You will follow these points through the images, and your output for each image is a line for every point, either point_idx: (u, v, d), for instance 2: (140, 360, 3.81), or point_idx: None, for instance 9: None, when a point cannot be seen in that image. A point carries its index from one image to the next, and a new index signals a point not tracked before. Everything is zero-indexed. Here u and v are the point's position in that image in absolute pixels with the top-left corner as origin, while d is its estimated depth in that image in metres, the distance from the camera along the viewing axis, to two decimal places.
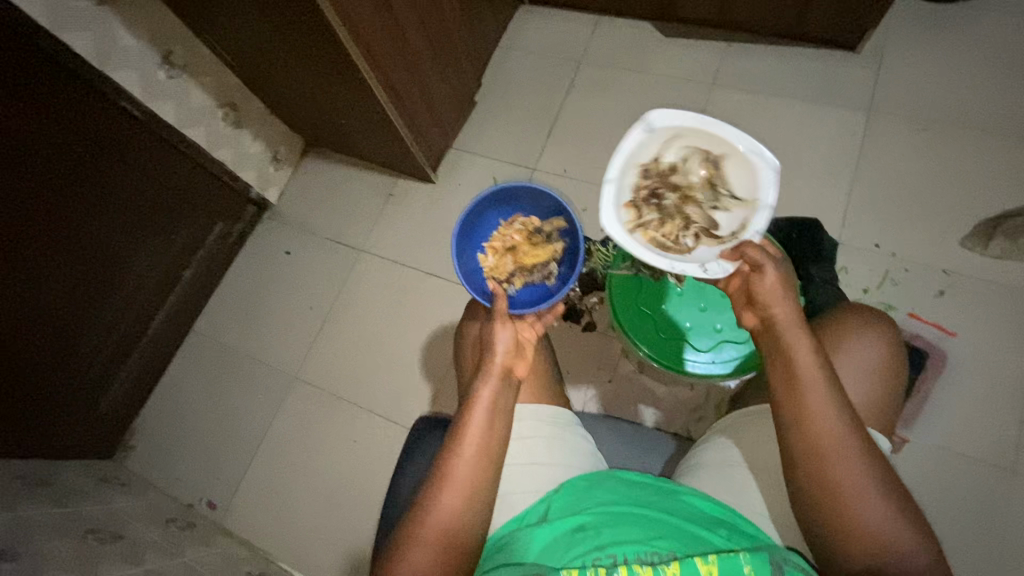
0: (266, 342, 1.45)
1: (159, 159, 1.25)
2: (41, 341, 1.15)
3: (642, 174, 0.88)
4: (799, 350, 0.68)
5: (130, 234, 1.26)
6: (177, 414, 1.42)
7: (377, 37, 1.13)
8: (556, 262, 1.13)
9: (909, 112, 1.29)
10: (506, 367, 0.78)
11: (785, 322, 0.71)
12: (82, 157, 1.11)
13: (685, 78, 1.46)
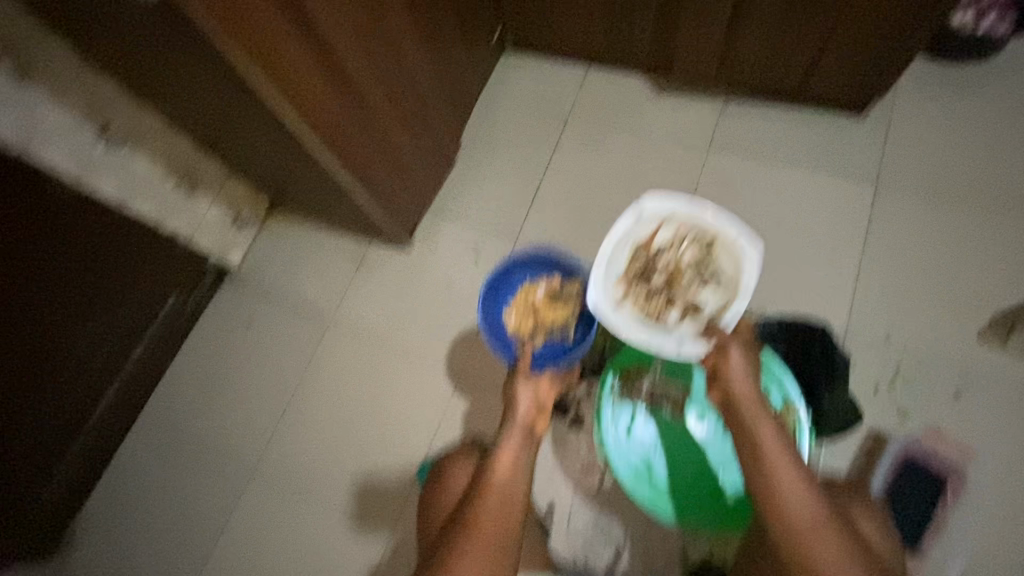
0: (227, 426, 1.34)
1: (92, 235, 1.13)
2: None
3: (635, 252, 0.99)
4: (755, 419, 0.81)
5: (62, 320, 1.13)
6: (128, 507, 1.31)
7: (340, 113, 1.02)
8: (574, 322, 1.13)
9: (919, 188, 1.21)
10: (527, 425, 0.93)
11: (749, 403, 0.83)
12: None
13: (679, 140, 1.36)
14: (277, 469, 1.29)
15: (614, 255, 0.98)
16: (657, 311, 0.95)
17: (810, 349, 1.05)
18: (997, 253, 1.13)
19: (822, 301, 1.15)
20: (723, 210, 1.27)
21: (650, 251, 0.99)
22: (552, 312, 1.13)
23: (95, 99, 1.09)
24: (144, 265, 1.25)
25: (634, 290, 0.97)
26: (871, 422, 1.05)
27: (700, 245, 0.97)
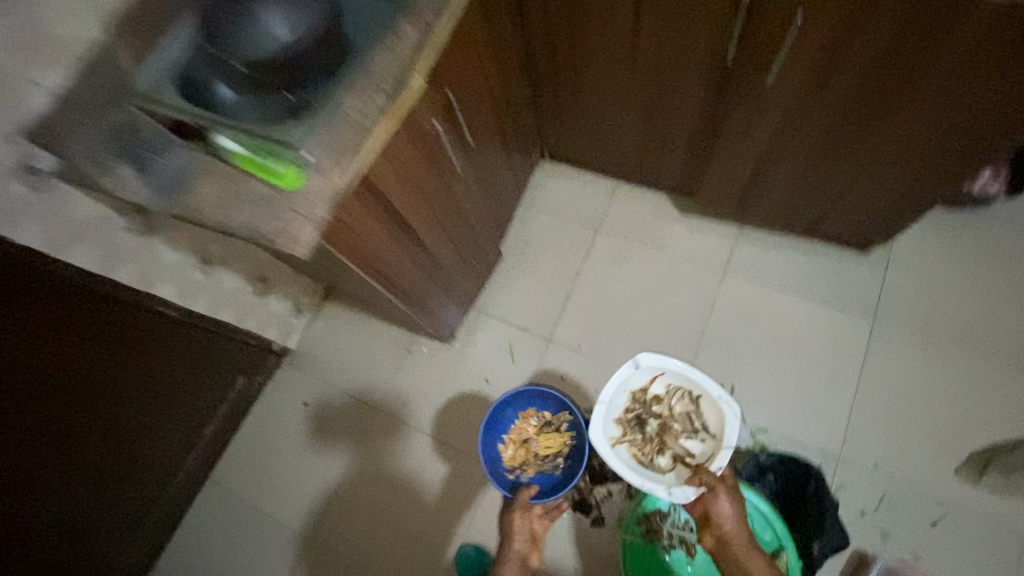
0: (284, 497, 1.50)
1: (177, 339, 1.31)
2: (63, 531, 1.20)
3: (632, 400, 1.24)
4: (737, 543, 1.05)
5: (150, 414, 1.30)
6: (194, 566, 1.47)
7: (420, 269, 1.13)
8: (563, 457, 1.30)
9: (912, 326, 1.36)
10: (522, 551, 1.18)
11: (735, 537, 1.06)
12: (101, 357, 1.17)
13: (700, 261, 1.51)
14: (326, 543, 1.45)
15: (616, 403, 1.23)
16: (649, 454, 1.21)
17: (806, 482, 1.25)
18: (978, 395, 1.29)
19: (821, 426, 1.31)
20: (738, 331, 1.42)
21: (644, 400, 1.25)
22: (546, 444, 1.30)
23: (197, 233, 1.18)
24: (202, 363, 1.37)
25: (630, 433, 1.23)
26: (858, 544, 1.21)
27: (691, 400, 1.21)
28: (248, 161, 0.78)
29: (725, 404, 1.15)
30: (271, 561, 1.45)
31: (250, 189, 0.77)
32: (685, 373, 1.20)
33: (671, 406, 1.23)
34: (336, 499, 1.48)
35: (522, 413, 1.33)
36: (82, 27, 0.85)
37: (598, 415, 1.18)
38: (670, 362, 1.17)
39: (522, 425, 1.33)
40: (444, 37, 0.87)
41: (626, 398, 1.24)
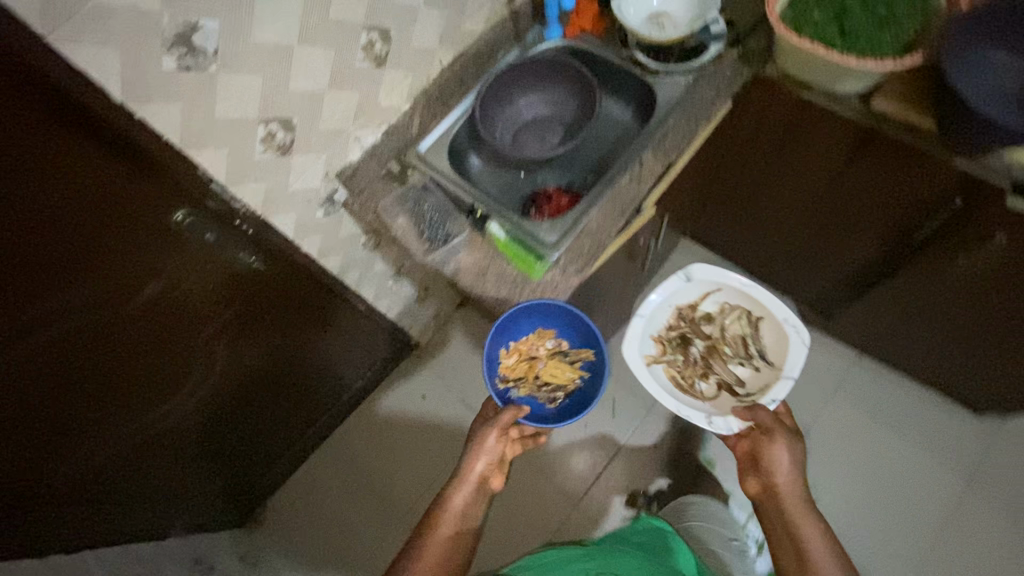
0: (385, 474, 1.67)
1: (361, 324, 1.45)
2: (226, 455, 1.37)
3: (677, 316, 1.17)
4: (795, 511, 0.92)
5: (318, 373, 1.46)
6: (298, 511, 1.66)
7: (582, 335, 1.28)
8: (564, 394, 1.15)
9: (1004, 499, 1.43)
10: (480, 478, 1.00)
11: (785, 488, 0.94)
12: (312, 328, 1.29)
13: (811, 378, 1.60)
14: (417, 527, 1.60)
15: (660, 317, 1.16)
16: (690, 379, 1.15)
17: None
18: None
19: (892, 565, 1.40)
20: (833, 453, 1.51)
21: (691, 318, 1.18)
22: (552, 371, 1.14)
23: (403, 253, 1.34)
24: (365, 343, 1.54)
25: (668, 353, 1.16)
26: None
27: (750, 320, 1.13)
28: (503, 251, 0.97)
29: (796, 329, 1.06)
30: None
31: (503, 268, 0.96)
32: (740, 286, 1.12)
33: (723, 324, 1.16)
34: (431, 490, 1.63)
35: (538, 323, 1.12)
36: (397, 94, 1.03)
37: (641, 329, 1.13)
38: (727, 274, 1.10)
39: (534, 338, 1.12)
40: (677, 172, 1.03)
41: (671, 313, 1.17)
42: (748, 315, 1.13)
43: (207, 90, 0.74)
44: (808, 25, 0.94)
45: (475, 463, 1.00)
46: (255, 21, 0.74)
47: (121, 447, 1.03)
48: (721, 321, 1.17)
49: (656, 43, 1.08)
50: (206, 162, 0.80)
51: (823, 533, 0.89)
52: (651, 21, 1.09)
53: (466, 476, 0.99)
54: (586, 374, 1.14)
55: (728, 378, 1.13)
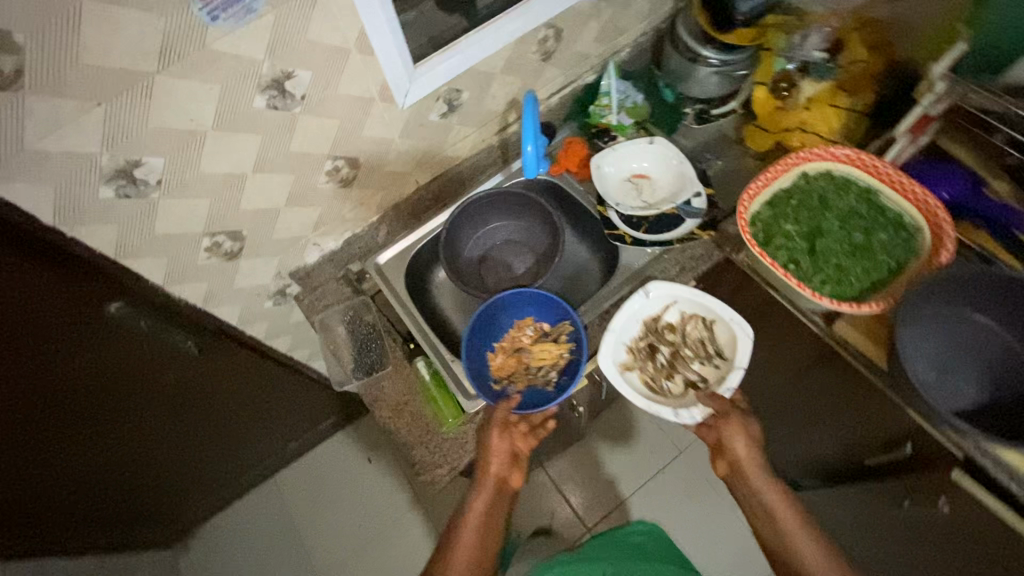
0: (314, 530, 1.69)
1: (312, 388, 1.46)
2: (154, 490, 1.39)
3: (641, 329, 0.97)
4: (759, 481, 0.89)
5: (263, 425, 1.47)
6: (223, 545, 1.69)
7: None
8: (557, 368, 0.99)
9: None
10: (498, 483, 0.88)
11: (750, 465, 0.89)
12: (257, 390, 1.31)
13: None
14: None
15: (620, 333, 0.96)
16: (659, 385, 0.94)
17: None
18: None
19: None
20: None
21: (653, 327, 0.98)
22: (540, 354, 0.99)
23: None
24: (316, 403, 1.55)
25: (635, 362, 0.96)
26: None
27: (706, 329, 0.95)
28: (432, 388, 0.95)
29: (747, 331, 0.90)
30: None
31: (420, 408, 0.95)
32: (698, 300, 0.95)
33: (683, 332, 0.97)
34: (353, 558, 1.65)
35: (523, 314, 1.04)
36: (365, 207, 1.05)
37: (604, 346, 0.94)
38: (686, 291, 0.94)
39: (515, 332, 1.03)
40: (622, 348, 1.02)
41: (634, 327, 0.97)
42: (706, 336, 0.95)
43: (146, 212, 0.76)
44: (779, 236, 0.92)
45: (495, 458, 0.87)
46: (204, 157, 0.76)
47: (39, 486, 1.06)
48: (682, 326, 0.97)
49: (629, 209, 1.05)
50: (143, 266, 0.83)
51: (799, 520, 0.85)
52: (628, 181, 1.09)
53: (482, 482, 0.87)
54: (574, 346, 0.98)
55: (704, 371, 0.94)
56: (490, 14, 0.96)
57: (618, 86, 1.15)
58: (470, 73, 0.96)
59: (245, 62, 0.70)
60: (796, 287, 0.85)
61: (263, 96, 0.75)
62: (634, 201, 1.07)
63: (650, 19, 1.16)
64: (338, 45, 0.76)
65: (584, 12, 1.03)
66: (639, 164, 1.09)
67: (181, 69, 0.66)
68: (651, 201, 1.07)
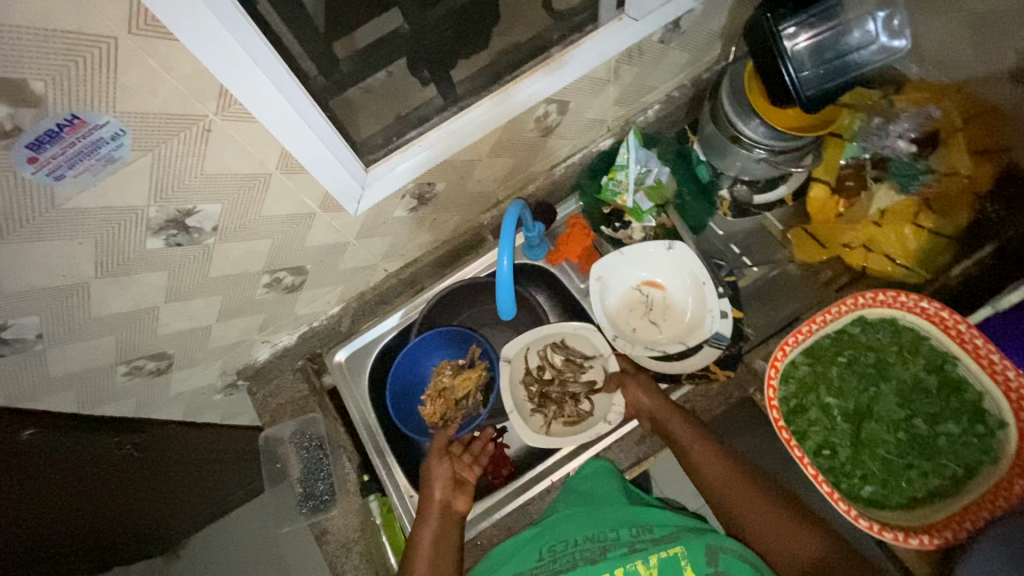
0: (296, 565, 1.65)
1: None
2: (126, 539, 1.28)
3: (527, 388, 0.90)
4: (693, 448, 0.73)
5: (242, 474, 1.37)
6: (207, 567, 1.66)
7: None
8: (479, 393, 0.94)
9: None
10: (444, 502, 0.78)
11: (664, 413, 0.76)
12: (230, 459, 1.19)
13: None
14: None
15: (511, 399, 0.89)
16: (576, 415, 0.88)
17: None
18: None
19: None
20: None
21: (537, 377, 0.91)
22: (460, 388, 0.93)
23: None
24: None
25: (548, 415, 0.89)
26: None
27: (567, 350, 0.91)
28: (381, 532, 0.85)
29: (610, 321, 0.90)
30: None
31: (369, 549, 0.84)
32: (549, 330, 0.91)
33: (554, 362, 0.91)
34: None
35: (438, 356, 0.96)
36: (323, 302, 0.90)
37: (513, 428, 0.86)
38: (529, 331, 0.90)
39: (434, 376, 0.94)
40: None
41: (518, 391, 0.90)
42: (571, 356, 0.91)
43: (32, 363, 0.64)
44: (814, 408, 0.74)
45: (439, 484, 0.79)
46: (94, 303, 0.62)
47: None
48: (549, 359, 0.91)
49: (632, 342, 0.89)
50: (48, 401, 0.72)
51: (748, 485, 0.69)
52: (636, 291, 0.92)
53: (426, 509, 0.77)
54: (488, 364, 0.94)
55: (592, 379, 0.90)
56: (473, 89, 0.75)
57: (640, 156, 0.92)
58: (444, 164, 0.77)
59: (122, 210, 0.54)
60: (827, 498, 0.65)
61: (159, 237, 0.59)
62: (641, 320, 0.91)
63: (689, 71, 0.92)
64: (253, 170, 0.59)
65: (598, 79, 0.80)
66: (652, 273, 0.91)
67: (32, 231, 0.50)
68: (664, 321, 0.90)
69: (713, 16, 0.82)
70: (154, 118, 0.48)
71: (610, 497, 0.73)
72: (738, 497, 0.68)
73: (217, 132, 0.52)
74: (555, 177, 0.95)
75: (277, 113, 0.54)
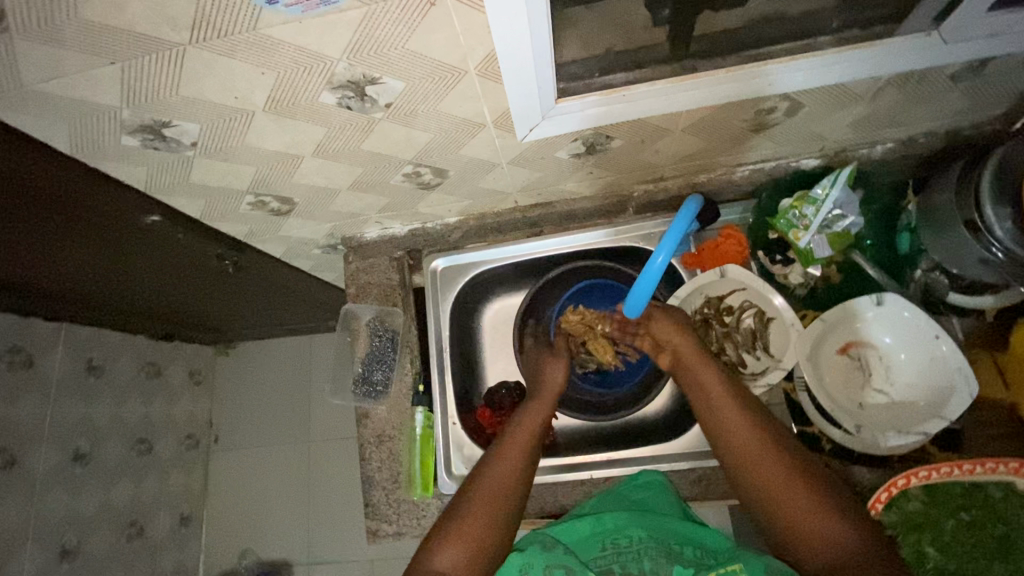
0: (316, 405, 1.75)
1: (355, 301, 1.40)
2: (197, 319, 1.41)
3: (704, 304, 0.84)
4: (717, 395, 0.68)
5: (306, 310, 1.44)
6: (248, 372, 1.81)
7: None
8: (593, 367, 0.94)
9: None
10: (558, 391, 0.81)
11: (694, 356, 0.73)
12: (306, 291, 1.24)
13: None
14: (304, 466, 1.71)
15: (684, 301, 0.84)
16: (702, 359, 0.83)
17: None
18: None
19: None
20: None
21: (717, 310, 0.83)
22: (598, 347, 0.90)
23: None
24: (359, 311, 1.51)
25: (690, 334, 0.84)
26: None
27: (760, 321, 0.81)
28: (414, 444, 0.86)
29: (836, 335, 0.74)
30: (278, 431, 1.75)
31: (397, 450, 0.86)
32: (772, 295, 0.79)
33: (739, 320, 0.82)
34: (335, 445, 1.71)
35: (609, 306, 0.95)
36: (447, 208, 0.86)
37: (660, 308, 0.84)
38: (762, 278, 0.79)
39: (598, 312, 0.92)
40: None
41: (696, 300, 0.84)
42: (760, 333, 0.81)
43: (178, 164, 0.64)
44: (909, 548, 0.65)
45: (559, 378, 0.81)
46: (251, 133, 0.60)
47: (97, 292, 1.08)
48: (739, 318, 0.82)
49: (830, 374, 0.74)
50: (177, 202, 0.74)
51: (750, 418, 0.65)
52: (849, 354, 0.75)
53: (541, 398, 0.79)
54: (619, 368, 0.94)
55: (746, 362, 0.82)
56: (707, 51, 0.63)
57: (840, 197, 0.76)
58: (635, 124, 0.67)
59: (313, 57, 0.50)
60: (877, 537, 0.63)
61: (335, 94, 0.55)
62: (863, 390, 0.73)
63: (954, 120, 0.74)
64: (451, 63, 0.52)
65: (851, 95, 0.66)
66: (894, 341, 0.72)
67: (225, 46, 0.47)
68: (896, 394, 0.72)
69: None
70: None
71: (669, 512, 0.72)
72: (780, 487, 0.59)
73: (437, 10, 0.45)
74: (732, 178, 0.84)
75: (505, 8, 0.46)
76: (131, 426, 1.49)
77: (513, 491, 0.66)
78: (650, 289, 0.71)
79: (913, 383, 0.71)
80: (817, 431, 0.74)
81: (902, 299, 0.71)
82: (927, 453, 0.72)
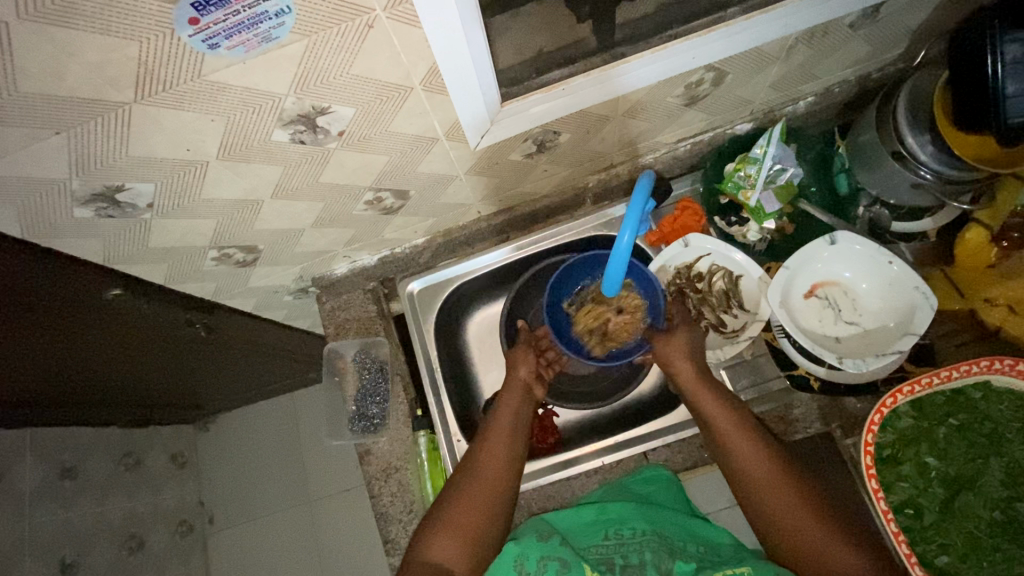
0: (313, 459, 1.70)
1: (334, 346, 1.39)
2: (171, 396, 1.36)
3: (674, 276, 0.87)
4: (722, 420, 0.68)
5: (285, 364, 1.42)
6: (233, 444, 1.74)
7: None
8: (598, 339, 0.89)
9: None
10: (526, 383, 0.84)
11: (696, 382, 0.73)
12: (284, 344, 1.22)
13: None
14: (310, 524, 1.64)
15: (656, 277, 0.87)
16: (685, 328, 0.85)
17: None
18: None
19: None
20: None
21: (688, 279, 0.86)
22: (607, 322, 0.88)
23: None
24: None
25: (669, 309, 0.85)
26: None
27: (729, 281, 0.85)
28: (423, 467, 0.85)
29: (802, 279, 0.78)
30: (275, 497, 1.68)
31: (407, 480, 0.83)
32: (734, 255, 0.84)
33: (710, 284, 0.86)
34: (340, 495, 1.66)
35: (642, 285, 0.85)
36: (412, 230, 0.87)
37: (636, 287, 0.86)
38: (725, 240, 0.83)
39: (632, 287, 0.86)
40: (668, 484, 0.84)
41: (666, 274, 0.87)
42: (732, 292, 0.84)
43: (136, 229, 0.63)
44: (908, 463, 0.69)
45: (524, 367, 0.85)
46: (207, 183, 0.60)
47: (62, 387, 1.03)
48: (709, 282, 0.86)
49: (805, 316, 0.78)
50: (139, 270, 0.72)
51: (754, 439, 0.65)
52: (816, 295, 0.79)
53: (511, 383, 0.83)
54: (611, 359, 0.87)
55: (726, 323, 0.84)
56: (630, 37, 0.66)
57: (777, 152, 0.81)
58: (578, 116, 0.70)
59: (260, 96, 0.50)
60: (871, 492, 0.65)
61: (286, 131, 0.56)
62: (836, 325, 0.78)
63: (861, 66, 0.81)
64: (397, 81, 0.54)
65: (767, 57, 0.71)
66: (852, 274, 0.78)
67: (171, 98, 0.47)
68: (866, 322, 0.77)
69: (915, 10, 0.71)
70: (321, 4, 0.43)
71: (678, 510, 0.74)
72: (788, 509, 0.59)
73: (376, 30, 0.47)
74: (676, 153, 0.88)
75: (439, 18, 0.48)
76: (118, 523, 1.40)
77: (497, 495, 0.68)
78: (622, 265, 0.72)
79: (878, 309, 0.76)
80: (804, 372, 0.77)
81: (851, 234, 0.76)
82: (905, 371, 0.76)
